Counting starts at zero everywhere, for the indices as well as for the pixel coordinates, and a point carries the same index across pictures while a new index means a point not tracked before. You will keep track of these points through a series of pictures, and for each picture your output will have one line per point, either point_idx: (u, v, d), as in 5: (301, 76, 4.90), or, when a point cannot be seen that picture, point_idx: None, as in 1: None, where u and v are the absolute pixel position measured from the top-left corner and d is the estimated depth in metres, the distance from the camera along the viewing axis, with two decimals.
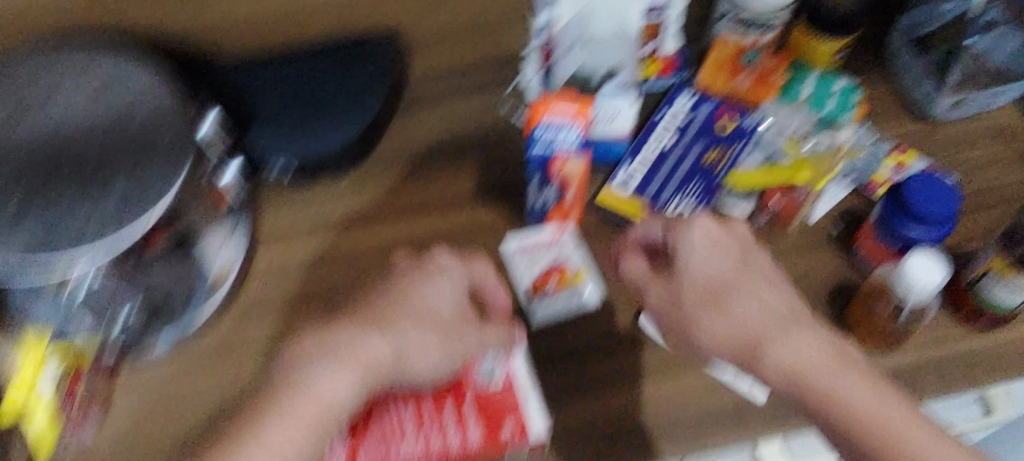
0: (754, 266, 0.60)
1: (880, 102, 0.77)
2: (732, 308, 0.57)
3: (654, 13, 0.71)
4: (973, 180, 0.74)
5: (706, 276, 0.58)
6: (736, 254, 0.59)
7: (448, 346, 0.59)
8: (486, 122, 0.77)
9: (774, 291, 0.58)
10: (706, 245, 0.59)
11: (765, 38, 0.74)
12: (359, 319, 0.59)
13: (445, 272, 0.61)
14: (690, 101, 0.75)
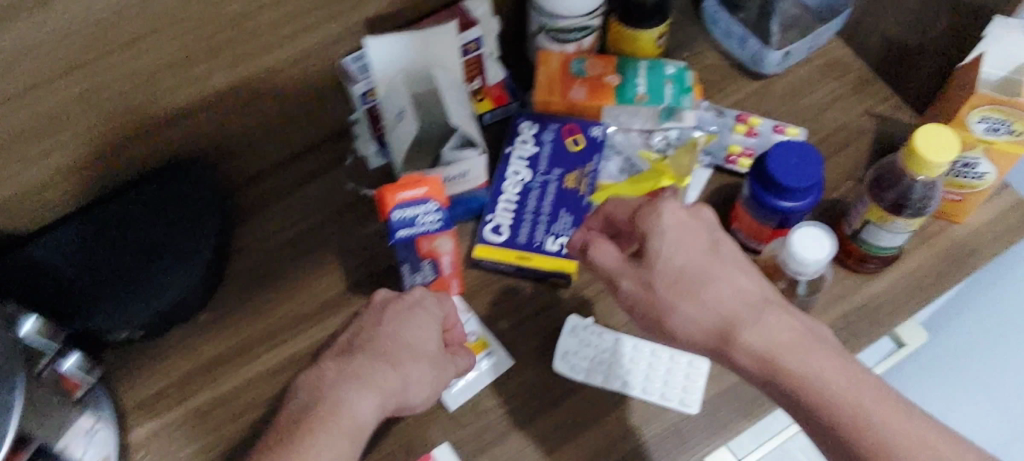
0: (723, 245, 0.54)
1: (715, 72, 0.77)
2: (705, 295, 0.52)
3: (469, 53, 0.69)
4: (822, 122, 0.74)
5: (681, 260, 0.52)
6: (705, 232, 0.54)
7: (439, 378, 0.58)
8: (336, 208, 0.72)
9: (747, 274, 0.53)
10: (676, 224, 0.53)
11: (585, 42, 0.73)
12: (361, 360, 0.56)
13: (424, 303, 0.60)
14: (534, 130, 0.72)
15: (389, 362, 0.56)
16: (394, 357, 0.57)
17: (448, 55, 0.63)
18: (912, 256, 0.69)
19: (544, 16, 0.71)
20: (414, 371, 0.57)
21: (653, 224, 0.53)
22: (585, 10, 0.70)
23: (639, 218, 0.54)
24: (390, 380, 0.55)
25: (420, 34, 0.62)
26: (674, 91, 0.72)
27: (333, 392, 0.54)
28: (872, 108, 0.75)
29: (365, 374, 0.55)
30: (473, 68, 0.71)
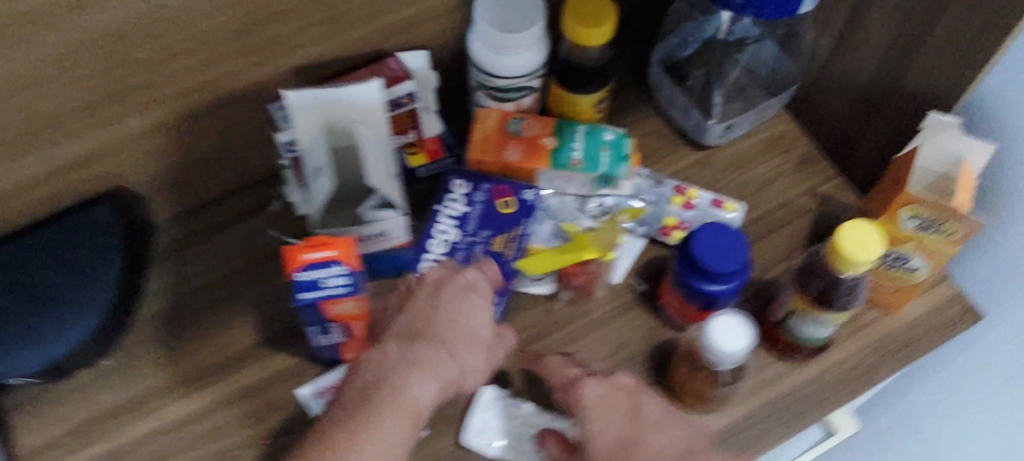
0: (646, 410, 0.59)
1: (658, 139, 0.75)
2: (636, 458, 0.56)
3: (400, 108, 0.67)
4: (762, 199, 0.73)
5: (603, 434, 0.58)
6: (628, 402, 0.59)
7: (490, 358, 0.60)
8: (256, 253, 0.69)
9: (672, 430, 0.58)
10: (594, 399, 0.59)
11: (523, 101, 0.71)
12: (418, 345, 0.56)
13: (476, 287, 0.61)
14: (466, 189, 0.69)
15: (445, 348, 0.57)
16: (451, 344, 0.57)
17: (369, 116, 0.60)
18: (844, 346, 0.67)
19: (481, 74, 0.69)
20: (471, 361, 0.58)
21: (576, 402, 0.60)
22: (523, 72, 0.68)
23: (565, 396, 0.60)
24: (447, 367, 0.56)
25: (341, 89, 0.59)
26: (610, 159, 0.70)
27: (398, 370, 0.54)
28: (815, 188, 0.73)
29: (420, 356, 0.56)
30: (405, 121, 0.69)
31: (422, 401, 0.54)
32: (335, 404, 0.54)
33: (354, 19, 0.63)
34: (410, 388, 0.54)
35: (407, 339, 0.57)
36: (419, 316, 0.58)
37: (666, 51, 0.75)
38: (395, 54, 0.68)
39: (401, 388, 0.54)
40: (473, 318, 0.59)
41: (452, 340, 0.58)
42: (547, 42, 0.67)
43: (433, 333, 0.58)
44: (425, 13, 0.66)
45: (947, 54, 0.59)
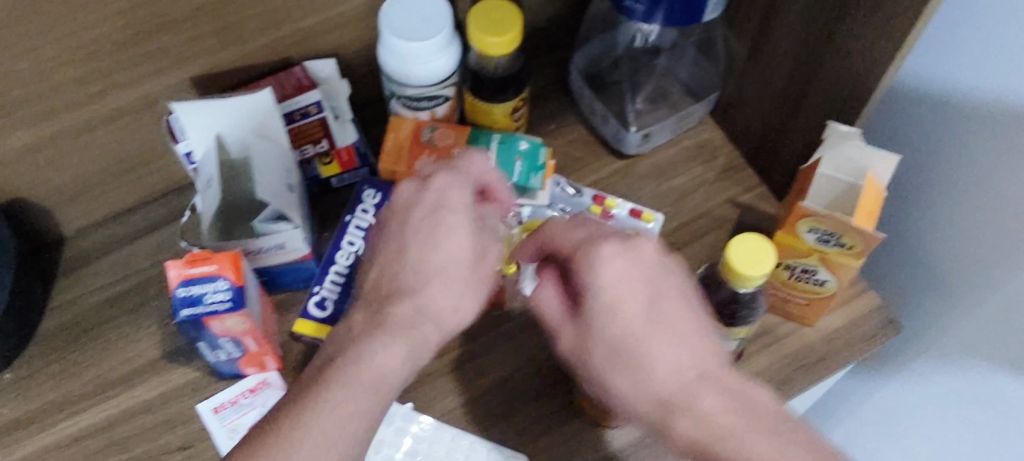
0: (674, 305, 0.49)
1: (578, 148, 0.74)
2: (640, 370, 0.47)
3: (307, 117, 0.66)
4: (681, 209, 0.72)
5: (616, 322, 0.48)
6: (647, 285, 0.49)
7: (470, 281, 0.52)
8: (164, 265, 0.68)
9: (686, 342, 0.48)
10: (611, 271, 0.48)
11: (437, 110, 0.70)
12: (391, 307, 0.51)
13: (444, 201, 0.53)
14: (376, 200, 0.68)
15: (417, 300, 0.51)
16: (419, 294, 0.51)
17: (260, 125, 0.60)
18: (757, 359, 0.65)
19: (392, 83, 0.67)
20: (445, 303, 0.51)
21: (586, 269, 0.49)
22: (435, 80, 0.67)
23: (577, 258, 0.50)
24: (413, 325, 0.50)
25: (220, 104, 0.59)
26: (523, 169, 0.69)
27: (360, 336, 0.50)
28: (736, 198, 0.72)
29: (393, 320, 0.50)
30: (314, 130, 0.67)
31: (391, 366, 0.49)
32: (298, 380, 0.49)
33: (250, 30, 0.62)
34: (372, 355, 0.49)
35: (375, 306, 0.52)
36: (388, 256, 0.53)
37: (583, 59, 0.74)
38: (302, 63, 0.66)
39: (356, 360, 0.48)
40: (450, 246, 0.52)
41: (421, 283, 0.51)
42: (458, 48, 0.67)
43: (403, 282, 0.51)
44: (329, 22, 0.65)
45: (846, 64, 0.57)
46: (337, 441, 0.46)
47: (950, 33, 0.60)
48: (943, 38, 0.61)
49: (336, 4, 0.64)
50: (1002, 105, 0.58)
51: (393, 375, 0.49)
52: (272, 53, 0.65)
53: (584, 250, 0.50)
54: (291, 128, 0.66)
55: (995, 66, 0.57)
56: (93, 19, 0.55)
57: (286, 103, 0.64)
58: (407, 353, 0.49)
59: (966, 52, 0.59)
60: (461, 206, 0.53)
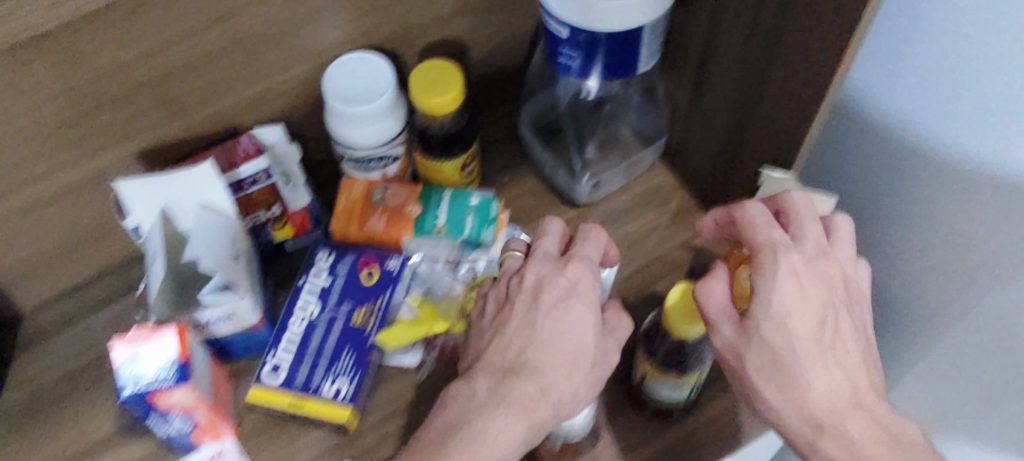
0: (834, 326, 0.53)
1: (533, 198, 0.75)
2: (799, 383, 0.52)
3: (256, 184, 0.66)
4: (635, 255, 0.72)
5: (786, 335, 0.51)
6: (821, 297, 0.52)
7: (595, 373, 0.58)
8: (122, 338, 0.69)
9: (841, 367, 0.52)
10: (790, 290, 0.51)
11: (387, 169, 0.70)
12: (516, 380, 0.56)
13: (578, 292, 0.59)
14: (329, 261, 0.69)
15: (541, 380, 0.56)
16: (548, 376, 0.56)
17: (208, 197, 0.61)
18: (714, 404, 0.65)
19: (341, 145, 0.68)
20: (567, 387, 0.56)
21: (767, 275, 0.52)
22: (382, 140, 0.68)
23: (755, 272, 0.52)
24: (538, 404, 0.55)
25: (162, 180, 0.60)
26: (474, 225, 0.69)
27: (485, 415, 0.55)
28: (690, 241, 0.72)
29: (515, 396, 0.55)
30: (265, 196, 0.68)
31: (512, 443, 0.55)
32: (416, 439, 0.56)
33: (190, 103, 0.63)
34: (492, 426, 0.54)
35: (500, 373, 0.57)
36: (520, 335, 0.58)
37: (532, 110, 0.75)
38: (249, 131, 0.67)
39: (477, 435, 0.54)
40: (576, 333, 0.58)
41: (546, 366, 0.57)
42: (404, 108, 0.68)
43: (532, 363, 0.57)
44: (271, 90, 0.66)
45: (777, 115, 0.58)
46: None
47: (877, 79, 0.62)
48: (873, 83, 0.62)
49: (277, 73, 0.65)
50: (928, 148, 0.60)
51: (513, 447, 0.55)
52: (217, 124, 0.66)
53: (771, 258, 0.52)
54: (242, 196, 0.67)
55: (921, 112, 0.59)
56: (28, 104, 0.56)
57: (234, 172, 0.65)
58: (524, 432, 0.55)
59: (894, 97, 0.61)
60: (590, 298, 0.59)
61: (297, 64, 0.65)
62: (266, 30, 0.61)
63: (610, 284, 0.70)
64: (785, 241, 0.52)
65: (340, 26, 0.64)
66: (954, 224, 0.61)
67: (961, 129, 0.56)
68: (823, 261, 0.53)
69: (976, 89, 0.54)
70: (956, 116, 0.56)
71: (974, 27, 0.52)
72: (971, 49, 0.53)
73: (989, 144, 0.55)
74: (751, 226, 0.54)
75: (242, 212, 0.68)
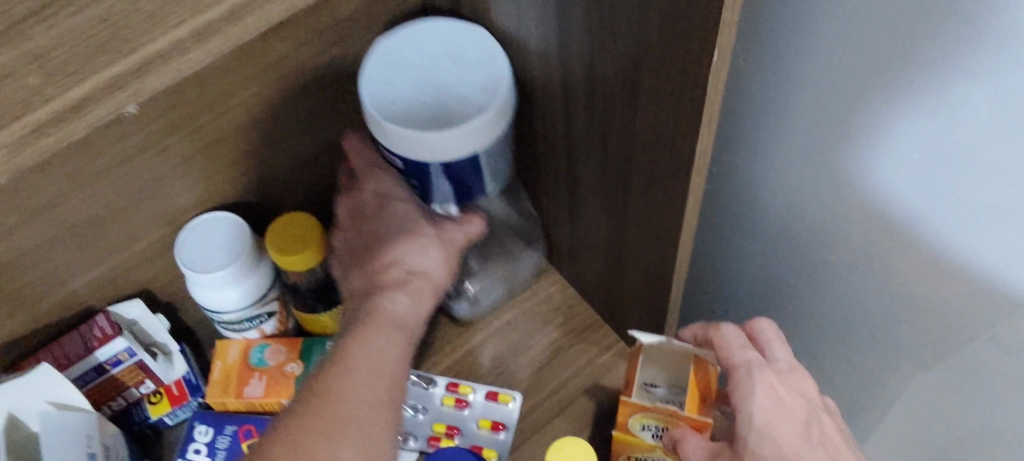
0: (823, 432, 0.52)
1: (431, 332, 0.72)
2: None
3: (120, 363, 0.61)
4: (541, 380, 0.69)
5: (778, 442, 0.49)
6: (801, 408, 0.51)
7: (449, 248, 0.57)
8: None
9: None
10: (768, 402, 0.50)
11: (264, 328, 0.66)
12: (378, 275, 0.54)
13: (387, 189, 0.58)
14: (208, 436, 0.63)
15: (396, 268, 0.54)
16: (401, 258, 0.55)
17: (60, 395, 0.57)
18: None
19: (208, 312, 0.64)
20: (426, 256, 0.55)
21: (745, 393, 0.51)
22: (250, 300, 0.63)
23: (734, 384, 0.52)
24: (398, 277, 0.54)
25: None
26: None
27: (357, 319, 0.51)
28: (595, 359, 0.70)
29: (377, 287, 0.53)
30: (135, 374, 0.63)
31: (399, 312, 0.51)
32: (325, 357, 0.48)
33: (33, 294, 0.58)
34: (372, 318, 0.50)
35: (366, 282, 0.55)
36: (371, 247, 0.56)
37: None
38: (106, 309, 0.62)
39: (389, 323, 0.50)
40: (406, 213, 0.57)
41: (392, 259, 0.55)
42: (269, 263, 0.64)
43: (393, 259, 0.55)
44: (126, 264, 0.62)
45: (647, 226, 0.55)
46: (383, 368, 0.47)
47: (746, 172, 0.59)
48: (744, 174, 0.60)
49: (127, 248, 0.61)
50: (815, 228, 0.56)
51: (402, 315, 0.52)
52: (69, 309, 0.61)
53: (748, 375, 0.52)
54: (106, 378, 0.62)
55: (796, 194, 0.56)
56: None
57: (91, 357, 0.60)
58: (408, 304, 0.53)
59: (768, 185, 0.58)
60: (404, 196, 0.58)
61: (148, 236, 0.61)
62: (107, 210, 0.57)
63: (514, 418, 0.66)
64: (759, 359, 0.52)
65: (188, 190, 0.61)
66: (853, 307, 0.58)
67: (835, 199, 0.53)
68: (798, 374, 0.53)
69: (831, 156, 0.51)
70: (829, 188, 0.53)
71: (812, 97, 0.49)
72: (815, 117, 0.50)
73: (863, 196, 0.50)
74: (727, 347, 0.54)
75: (110, 394, 0.63)
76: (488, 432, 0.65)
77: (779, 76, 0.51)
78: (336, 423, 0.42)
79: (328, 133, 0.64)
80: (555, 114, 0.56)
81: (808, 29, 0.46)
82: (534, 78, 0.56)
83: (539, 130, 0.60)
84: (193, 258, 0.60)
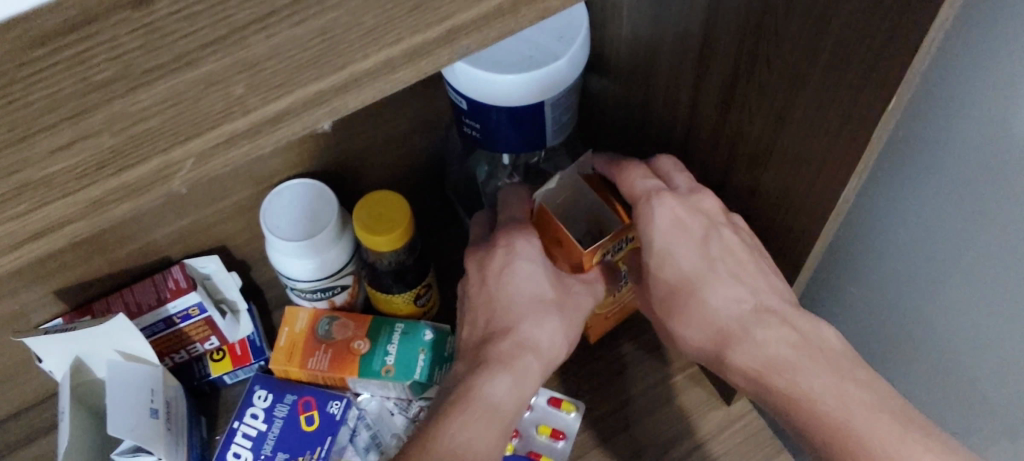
0: (723, 246, 0.50)
1: None
2: (699, 303, 0.50)
3: (188, 318, 0.60)
4: (612, 392, 0.67)
5: (675, 269, 0.50)
6: (698, 233, 0.50)
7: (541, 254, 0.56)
8: None
9: (738, 278, 0.50)
10: (669, 227, 0.50)
11: (335, 300, 0.65)
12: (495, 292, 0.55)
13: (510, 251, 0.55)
14: (267, 402, 0.62)
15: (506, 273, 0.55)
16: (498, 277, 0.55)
17: (127, 347, 0.56)
18: None
19: (284, 277, 0.62)
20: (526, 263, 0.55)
21: (643, 222, 0.51)
22: (328, 272, 0.61)
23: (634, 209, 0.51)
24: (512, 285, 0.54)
25: (68, 334, 0.54)
26: (426, 363, 0.63)
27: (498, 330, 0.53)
28: (666, 378, 0.67)
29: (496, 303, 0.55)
30: (202, 330, 0.61)
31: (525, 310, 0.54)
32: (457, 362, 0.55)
33: (112, 240, 0.57)
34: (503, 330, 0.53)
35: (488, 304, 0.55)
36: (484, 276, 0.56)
37: (456, 194, 0.71)
38: (182, 260, 0.61)
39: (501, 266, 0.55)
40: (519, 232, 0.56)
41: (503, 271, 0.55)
42: (350, 238, 0.62)
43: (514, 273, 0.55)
44: (207, 219, 0.60)
45: None
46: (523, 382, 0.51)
47: (877, 191, 0.55)
48: (869, 205, 0.56)
49: (211, 204, 0.59)
50: (942, 256, 0.53)
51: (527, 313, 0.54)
52: (146, 256, 0.60)
53: (647, 208, 0.50)
54: (173, 330, 0.60)
55: (924, 222, 0.52)
56: None
57: (162, 309, 0.58)
58: (535, 308, 0.54)
59: (893, 212, 0.55)
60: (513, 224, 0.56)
61: (235, 194, 0.60)
62: None
63: (574, 428, 0.64)
64: (658, 187, 0.51)
65: (282, 153, 0.59)
66: (969, 351, 0.55)
67: (965, 221, 0.49)
68: (703, 196, 0.51)
69: (976, 130, 0.45)
70: (960, 213, 0.49)
71: (959, 102, 0.45)
72: (957, 92, 0.45)
73: (999, 161, 0.45)
74: (626, 182, 0.52)
75: (175, 347, 0.62)
76: (546, 439, 0.63)
77: (919, 104, 0.48)
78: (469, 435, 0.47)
79: (432, 109, 0.62)
80: (676, 122, 0.53)
81: (955, 53, 0.44)
82: (658, 90, 0.53)
83: (650, 138, 0.58)
84: (275, 222, 0.59)
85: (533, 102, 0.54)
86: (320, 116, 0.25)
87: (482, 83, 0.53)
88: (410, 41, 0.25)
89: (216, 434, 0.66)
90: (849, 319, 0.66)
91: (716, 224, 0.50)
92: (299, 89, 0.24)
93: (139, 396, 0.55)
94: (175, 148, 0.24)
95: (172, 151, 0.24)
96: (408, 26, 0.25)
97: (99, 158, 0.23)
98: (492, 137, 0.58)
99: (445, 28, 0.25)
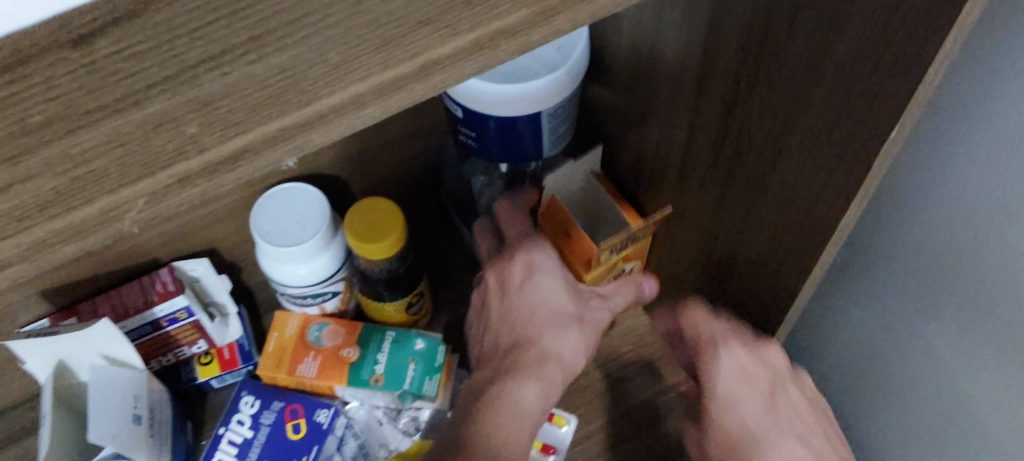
0: (785, 396, 0.55)
1: None
2: (763, 455, 0.52)
3: (176, 322, 0.59)
4: (604, 407, 0.66)
5: (738, 416, 0.53)
6: (763, 386, 0.54)
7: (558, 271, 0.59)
8: None
9: (803, 443, 0.52)
10: (731, 373, 0.54)
11: (326, 306, 0.64)
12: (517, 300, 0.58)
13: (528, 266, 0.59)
14: (253, 409, 0.61)
15: (529, 283, 0.58)
16: (517, 289, 0.58)
17: (115, 351, 0.55)
18: None
19: (274, 283, 0.61)
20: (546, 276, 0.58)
21: (710, 363, 0.54)
22: (319, 278, 0.60)
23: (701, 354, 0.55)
24: (533, 296, 0.57)
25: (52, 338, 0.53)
26: (416, 373, 0.62)
27: (517, 341, 0.56)
28: (659, 394, 0.66)
29: (515, 314, 0.57)
30: (189, 333, 0.61)
31: (542, 319, 0.57)
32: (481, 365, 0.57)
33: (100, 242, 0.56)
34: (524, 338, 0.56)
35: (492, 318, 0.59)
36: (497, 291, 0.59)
37: (452, 199, 0.70)
38: (171, 262, 0.60)
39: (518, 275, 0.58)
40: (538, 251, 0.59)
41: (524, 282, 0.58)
42: (342, 244, 0.61)
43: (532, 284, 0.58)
44: (198, 222, 0.59)
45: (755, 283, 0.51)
46: (548, 389, 0.53)
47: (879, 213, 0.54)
48: (871, 226, 0.55)
49: (201, 208, 0.58)
50: (942, 284, 0.51)
51: (547, 325, 0.57)
52: (134, 257, 0.59)
53: (713, 354, 0.54)
54: (160, 334, 0.59)
55: (926, 245, 0.51)
56: None
57: (149, 312, 0.57)
58: (558, 319, 0.57)
59: (893, 238, 0.53)
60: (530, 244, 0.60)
61: (226, 197, 0.59)
62: None
63: (566, 443, 0.63)
64: (723, 332, 0.55)
65: None
66: (962, 380, 0.54)
67: (966, 249, 0.48)
68: (774, 357, 0.54)
69: (978, 163, 0.44)
70: (963, 238, 0.47)
71: (963, 132, 0.44)
72: (961, 122, 0.44)
73: (1000, 198, 0.43)
74: (694, 326, 0.55)
75: (162, 350, 0.61)
76: (537, 453, 0.62)
77: (923, 126, 0.46)
78: (495, 441, 0.49)
79: (429, 115, 0.61)
80: (675, 139, 0.52)
81: (962, 78, 0.42)
82: (658, 104, 0.52)
83: (647, 151, 0.56)
84: (265, 226, 0.58)
85: (529, 112, 0.53)
86: (283, 154, 0.24)
87: (480, 94, 0.52)
88: (381, 77, 0.24)
89: (201, 439, 0.65)
90: (846, 343, 0.64)
91: (778, 387, 0.54)
92: (255, 128, 0.23)
93: (124, 402, 0.55)
94: (125, 189, 0.22)
95: (118, 191, 0.22)
96: (378, 61, 0.24)
97: (44, 198, 0.22)
98: (489, 146, 0.57)
99: (419, 62, 0.24)
